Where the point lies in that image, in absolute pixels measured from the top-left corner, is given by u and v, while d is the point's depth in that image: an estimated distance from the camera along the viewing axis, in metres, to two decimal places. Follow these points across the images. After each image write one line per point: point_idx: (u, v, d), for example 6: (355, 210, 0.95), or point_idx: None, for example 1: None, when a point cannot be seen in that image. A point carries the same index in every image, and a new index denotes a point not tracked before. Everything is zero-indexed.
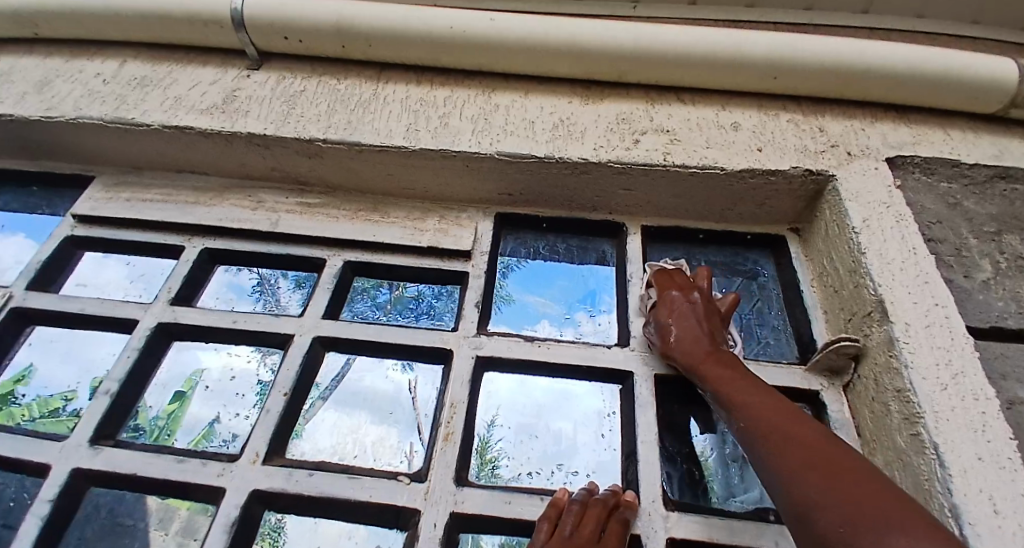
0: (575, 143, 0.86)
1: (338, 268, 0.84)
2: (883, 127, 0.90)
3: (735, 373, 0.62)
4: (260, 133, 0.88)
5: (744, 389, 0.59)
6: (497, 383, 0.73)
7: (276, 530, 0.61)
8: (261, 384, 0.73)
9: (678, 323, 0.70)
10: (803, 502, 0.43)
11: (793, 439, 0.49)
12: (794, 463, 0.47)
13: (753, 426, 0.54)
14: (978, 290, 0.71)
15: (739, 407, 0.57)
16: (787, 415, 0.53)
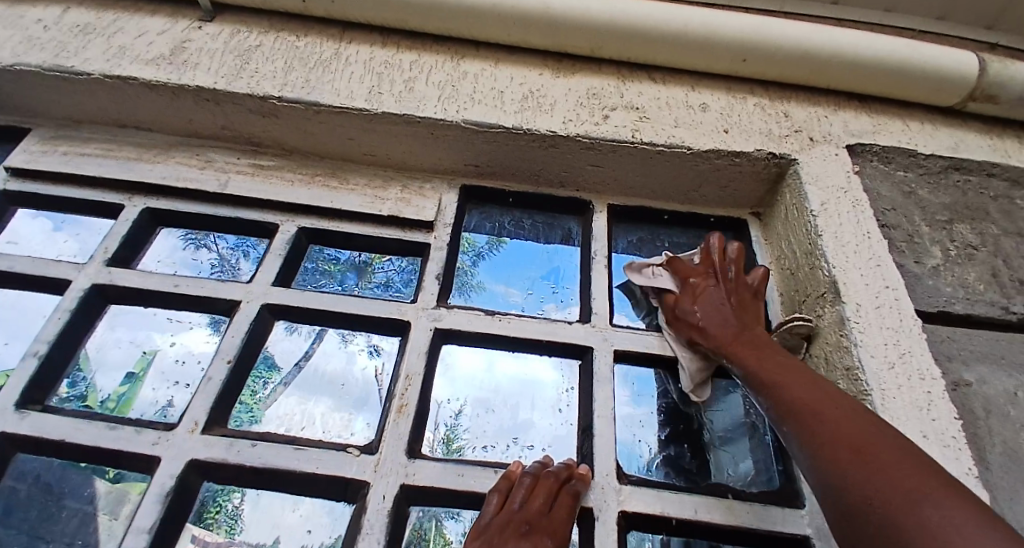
0: (545, 116, 0.83)
1: (291, 234, 0.81)
2: (848, 115, 0.91)
3: (763, 352, 0.61)
4: (209, 88, 0.83)
5: (773, 365, 0.58)
6: (459, 359, 0.72)
7: (233, 516, 0.58)
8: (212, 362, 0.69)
9: (702, 308, 0.69)
10: (834, 476, 0.42)
11: (821, 412, 0.48)
12: (828, 436, 0.45)
13: (784, 403, 0.52)
14: (928, 276, 0.72)
15: (769, 383, 0.56)
16: (815, 389, 0.51)
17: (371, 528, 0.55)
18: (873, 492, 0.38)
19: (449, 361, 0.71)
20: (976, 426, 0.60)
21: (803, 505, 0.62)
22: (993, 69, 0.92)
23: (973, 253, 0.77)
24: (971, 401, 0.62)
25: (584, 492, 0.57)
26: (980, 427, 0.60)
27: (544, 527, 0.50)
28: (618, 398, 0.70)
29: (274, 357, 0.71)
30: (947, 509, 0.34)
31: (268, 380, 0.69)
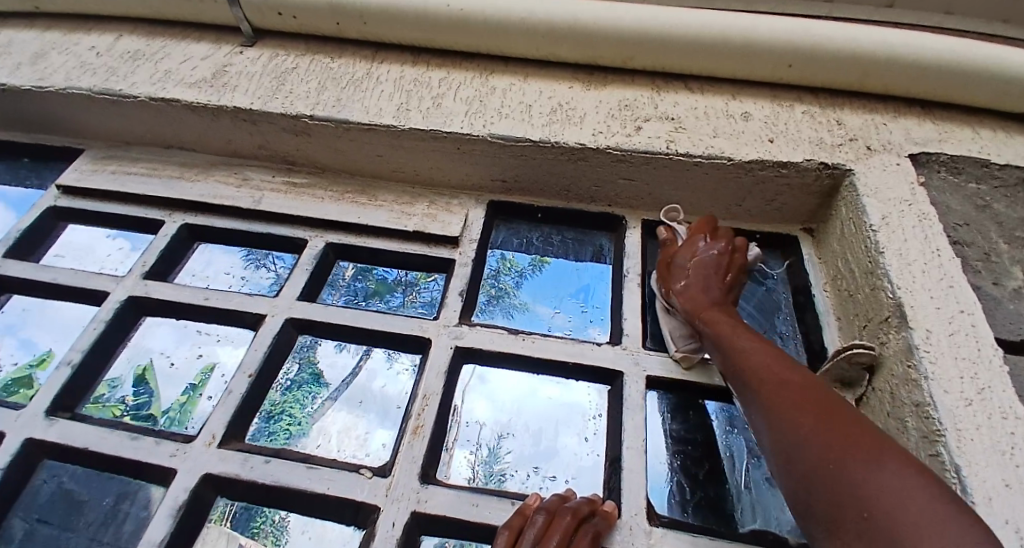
0: (573, 128, 0.81)
1: (319, 249, 0.81)
2: (909, 123, 0.83)
3: (734, 323, 0.61)
4: (245, 107, 0.85)
5: (743, 335, 0.58)
6: (496, 376, 0.69)
7: (279, 527, 0.57)
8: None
9: (694, 269, 0.68)
10: (793, 444, 0.43)
11: (783, 381, 0.49)
12: (791, 406, 0.46)
13: (750, 370, 0.53)
14: (1009, 299, 0.63)
15: (736, 354, 0.56)
16: (780, 360, 0.52)
17: None
18: (837, 463, 0.39)
19: (488, 380, 0.69)
20: None
21: None
22: None
23: None
24: None
25: (607, 530, 0.52)
26: None
27: None
28: (651, 426, 0.64)
29: (323, 372, 0.70)
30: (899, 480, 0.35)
31: (317, 394, 0.68)
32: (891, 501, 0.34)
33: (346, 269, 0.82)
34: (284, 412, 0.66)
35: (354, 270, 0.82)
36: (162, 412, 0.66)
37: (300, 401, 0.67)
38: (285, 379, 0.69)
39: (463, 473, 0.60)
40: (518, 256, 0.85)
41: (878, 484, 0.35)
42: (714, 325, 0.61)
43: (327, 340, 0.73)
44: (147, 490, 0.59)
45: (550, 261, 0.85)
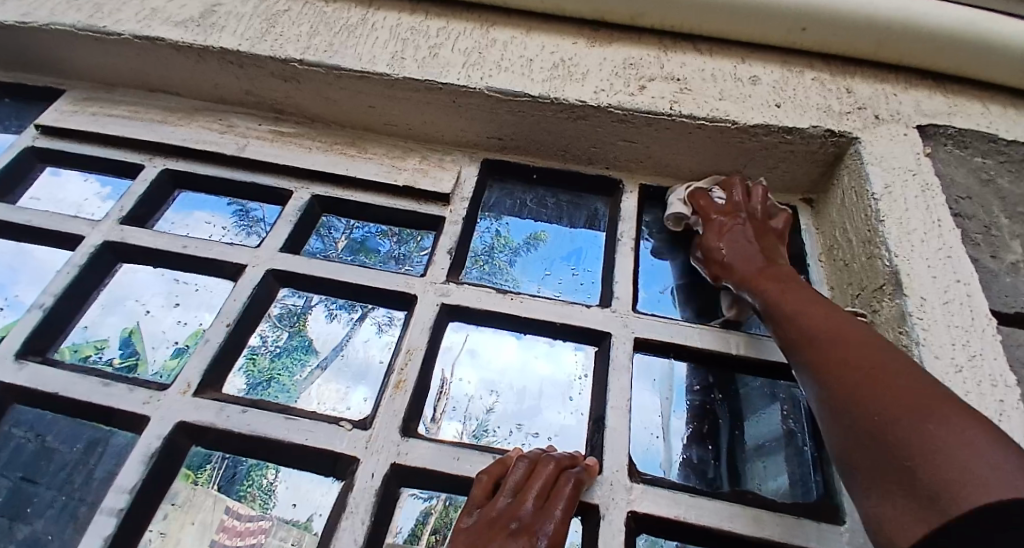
0: (574, 85, 0.78)
1: (306, 201, 0.79)
2: (918, 94, 0.80)
3: (784, 282, 0.58)
4: (232, 49, 0.81)
5: (792, 295, 0.55)
6: (487, 348, 0.67)
7: (267, 490, 0.56)
8: (250, 349, 0.67)
9: (728, 246, 0.67)
10: (844, 400, 0.40)
11: (836, 336, 0.45)
12: (836, 357, 0.43)
13: (799, 328, 0.50)
14: (1006, 273, 0.62)
15: (784, 313, 0.53)
16: (834, 317, 0.48)
17: (355, 508, 0.52)
18: (877, 413, 0.36)
19: (478, 352, 0.67)
20: None
21: (844, 522, 0.53)
22: None
23: None
24: None
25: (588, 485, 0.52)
26: None
27: (534, 522, 0.45)
28: (637, 389, 0.64)
29: (314, 341, 0.68)
30: (961, 435, 0.31)
31: (307, 363, 0.66)
32: (937, 455, 0.31)
33: (339, 239, 0.78)
34: (271, 378, 0.64)
35: (348, 240, 0.78)
36: (136, 359, 0.65)
37: (289, 368, 0.65)
38: (274, 345, 0.67)
39: (452, 432, 0.59)
40: (515, 228, 0.82)
41: (925, 435, 0.32)
42: (765, 287, 0.59)
43: (319, 306, 0.71)
44: (118, 437, 0.58)
45: (546, 237, 0.82)
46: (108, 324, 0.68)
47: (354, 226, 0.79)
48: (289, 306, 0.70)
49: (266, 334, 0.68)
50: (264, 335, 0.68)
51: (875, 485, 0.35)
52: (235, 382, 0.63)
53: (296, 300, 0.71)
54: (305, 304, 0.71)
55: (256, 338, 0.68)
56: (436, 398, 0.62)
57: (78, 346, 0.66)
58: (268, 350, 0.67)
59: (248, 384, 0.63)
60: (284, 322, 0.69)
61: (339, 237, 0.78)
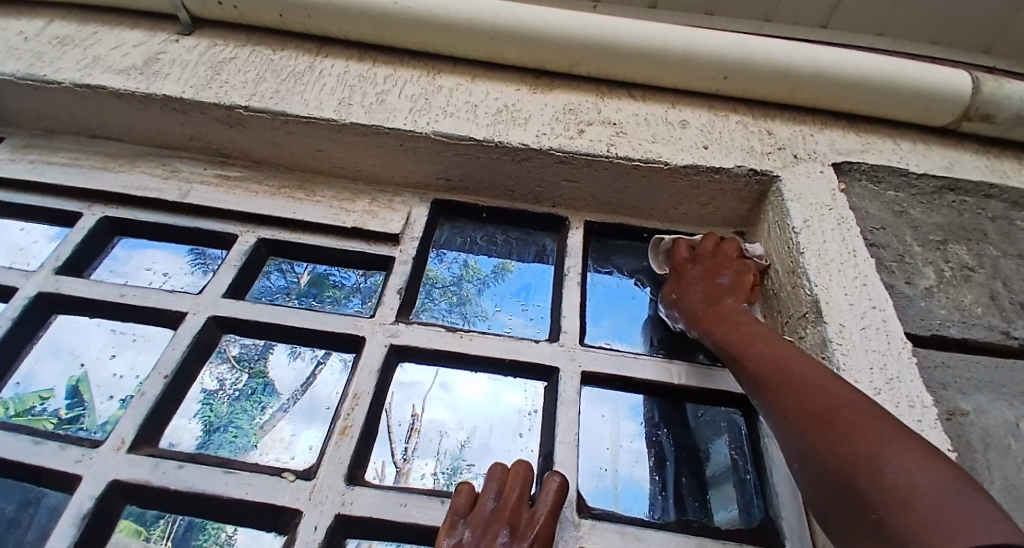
0: (517, 129, 0.81)
1: (251, 245, 0.78)
2: (833, 134, 0.87)
3: (734, 325, 0.60)
4: (176, 96, 0.81)
5: (746, 336, 0.56)
6: (459, 382, 0.68)
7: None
8: (206, 394, 0.65)
9: (682, 299, 0.70)
10: (802, 443, 0.40)
11: (789, 377, 0.46)
12: (794, 407, 0.43)
13: (756, 373, 0.50)
14: (920, 298, 0.67)
15: (739, 356, 0.54)
16: (784, 356, 0.49)
17: None
18: (840, 454, 0.37)
19: (450, 386, 0.67)
20: (973, 461, 0.53)
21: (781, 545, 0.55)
22: (987, 86, 0.88)
23: (969, 275, 0.71)
24: (968, 433, 0.55)
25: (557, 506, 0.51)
26: (978, 462, 0.53)
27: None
28: (586, 423, 0.64)
29: (274, 383, 0.67)
30: (917, 474, 0.32)
31: (267, 406, 0.65)
32: (901, 498, 0.31)
33: (301, 273, 0.78)
34: (232, 423, 0.63)
35: (310, 275, 0.78)
36: (72, 414, 0.62)
37: (247, 412, 0.64)
38: (233, 389, 0.66)
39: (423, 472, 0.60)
40: (481, 261, 0.84)
41: (883, 478, 0.33)
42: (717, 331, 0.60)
43: (281, 346, 0.69)
44: (51, 496, 0.55)
45: (513, 269, 0.84)
46: (50, 372, 0.65)
47: (319, 266, 0.79)
48: (249, 346, 0.69)
49: (223, 377, 0.67)
50: (221, 377, 0.66)
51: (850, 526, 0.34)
52: (187, 429, 0.62)
53: (257, 340, 0.70)
54: (265, 346, 0.70)
55: (212, 382, 0.66)
56: (408, 435, 0.63)
57: (19, 397, 0.63)
58: (226, 396, 0.65)
59: (204, 432, 0.61)
60: (244, 364, 0.68)
61: (302, 272, 0.78)
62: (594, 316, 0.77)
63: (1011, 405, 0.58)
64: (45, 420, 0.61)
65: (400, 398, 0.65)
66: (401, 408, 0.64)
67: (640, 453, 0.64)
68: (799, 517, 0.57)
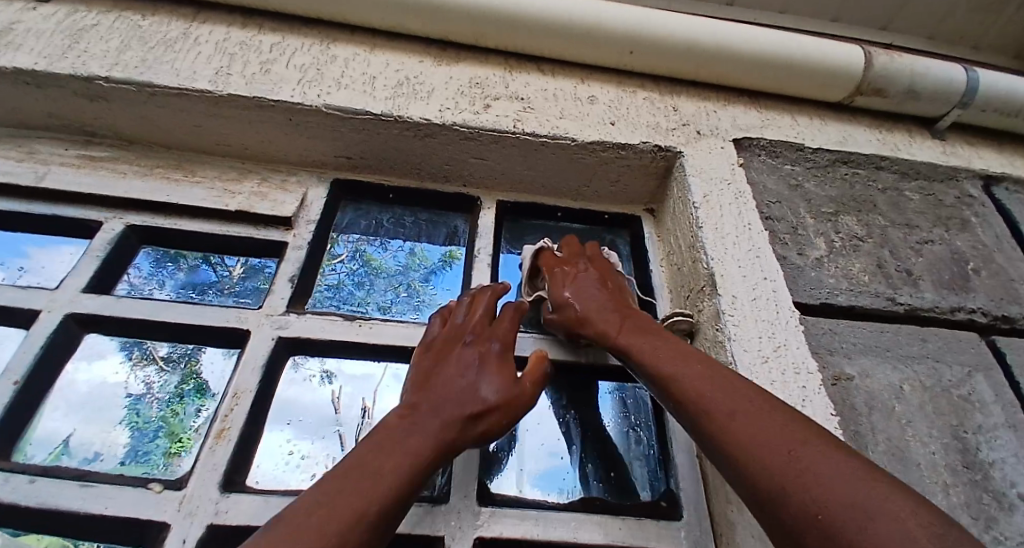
0: (419, 103, 0.77)
1: (117, 232, 0.70)
2: (735, 110, 0.87)
3: (652, 334, 0.55)
4: (27, 68, 0.72)
5: (671, 350, 0.52)
6: (411, 372, 0.65)
7: None
8: (131, 398, 0.59)
9: (577, 297, 0.63)
10: (768, 487, 0.37)
11: (730, 405, 0.43)
12: (747, 438, 0.40)
13: (692, 398, 0.46)
14: (811, 267, 0.68)
15: (662, 373, 0.50)
16: (718, 376, 0.46)
17: None
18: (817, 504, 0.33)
19: (402, 378, 0.64)
20: (856, 423, 0.54)
21: (680, 517, 0.56)
22: (880, 62, 0.91)
23: (858, 244, 0.74)
24: (852, 396, 0.56)
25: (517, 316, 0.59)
26: (861, 424, 0.54)
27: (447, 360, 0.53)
28: None
29: (209, 383, 0.61)
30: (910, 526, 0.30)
31: (200, 408, 0.59)
32: None
33: (233, 267, 0.72)
34: (162, 428, 0.57)
35: (243, 268, 0.72)
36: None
37: (177, 416, 0.58)
38: (163, 392, 0.60)
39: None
40: (429, 248, 0.81)
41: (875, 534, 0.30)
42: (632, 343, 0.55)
43: (214, 345, 0.64)
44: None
45: (460, 256, 0.80)
46: None
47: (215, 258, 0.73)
48: (179, 345, 0.63)
49: (151, 380, 0.61)
50: (148, 380, 0.61)
51: None
52: (114, 438, 0.56)
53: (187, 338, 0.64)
54: (195, 345, 0.63)
55: (138, 385, 0.60)
56: (360, 429, 0.59)
57: None
58: (155, 399, 0.59)
59: (132, 440, 0.56)
60: (173, 366, 0.62)
61: (233, 266, 0.72)
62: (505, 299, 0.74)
63: (894, 367, 0.60)
64: None
65: (350, 391, 0.62)
66: (351, 404, 0.61)
67: (551, 434, 0.62)
68: (696, 487, 0.58)
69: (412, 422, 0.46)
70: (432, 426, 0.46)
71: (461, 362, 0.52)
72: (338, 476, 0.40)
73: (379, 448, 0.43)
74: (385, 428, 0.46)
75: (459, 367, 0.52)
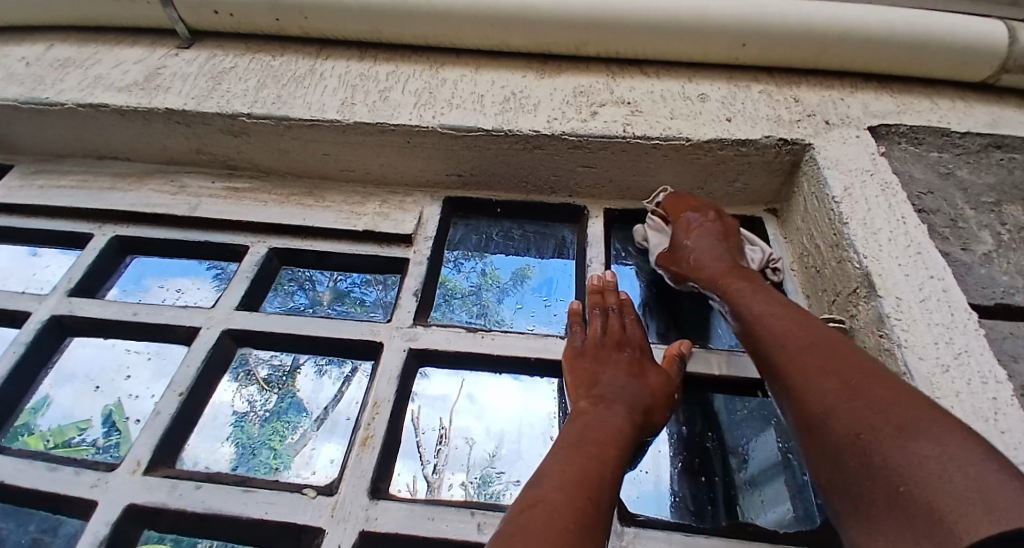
0: (528, 116, 0.77)
1: (261, 254, 0.76)
2: (865, 97, 0.81)
3: (749, 288, 0.60)
4: (178, 109, 0.79)
5: (764, 301, 0.57)
6: (489, 393, 0.64)
7: None
8: (237, 416, 0.62)
9: (695, 243, 0.69)
10: (825, 416, 0.41)
11: (810, 348, 0.47)
12: (813, 371, 0.45)
13: (777, 340, 0.51)
14: (980, 264, 0.61)
15: (753, 321, 0.55)
16: (804, 325, 0.51)
17: None
18: (863, 430, 0.38)
19: (477, 398, 0.64)
20: None
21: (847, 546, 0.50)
22: None
23: None
24: None
25: (630, 313, 0.67)
26: None
27: (598, 368, 0.59)
28: None
29: (302, 400, 0.64)
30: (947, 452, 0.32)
31: (299, 425, 0.62)
32: (929, 476, 0.32)
33: (325, 293, 0.75)
34: (266, 443, 0.60)
35: (333, 292, 0.75)
36: (59, 434, 0.61)
37: (279, 433, 0.61)
38: (263, 410, 0.63)
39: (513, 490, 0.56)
40: (501, 265, 0.80)
41: (911, 456, 0.34)
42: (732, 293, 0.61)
43: (308, 363, 0.67)
44: (68, 524, 0.54)
45: (534, 273, 0.79)
46: (90, 402, 0.64)
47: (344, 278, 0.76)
48: (277, 366, 0.67)
49: (253, 398, 0.64)
50: (251, 399, 0.64)
51: (864, 500, 0.36)
52: (224, 453, 0.59)
53: (283, 359, 0.67)
54: (293, 361, 0.67)
55: (242, 403, 0.64)
56: (440, 448, 0.59)
57: (61, 429, 0.62)
58: (257, 417, 0.62)
59: (239, 455, 0.59)
60: (273, 384, 0.65)
61: (325, 291, 0.75)
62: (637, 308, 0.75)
63: None
64: (85, 450, 0.59)
65: (429, 413, 0.62)
66: (429, 423, 0.61)
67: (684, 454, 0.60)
68: None
69: (602, 419, 0.53)
70: (620, 423, 0.52)
71: (616, 379, 0.58)
72: (559, 457, 0.47)
73: (582, 449, 0.48)
74: (568, 437, 0.50)
75: (616, 379, 0.58)
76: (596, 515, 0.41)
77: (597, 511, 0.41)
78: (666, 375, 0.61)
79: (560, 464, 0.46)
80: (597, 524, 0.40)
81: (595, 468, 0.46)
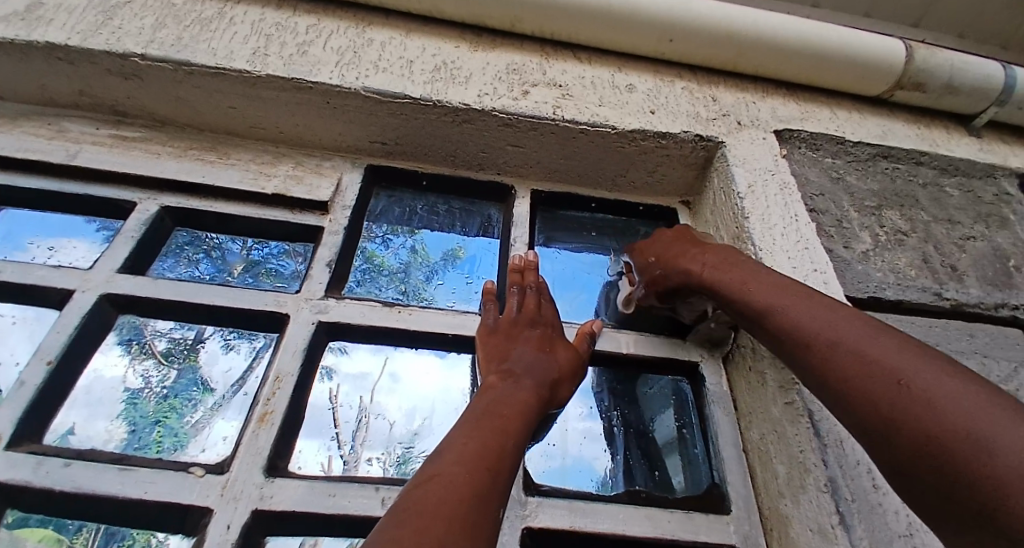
0: (457, 88, 0.75)
1: (152, 213, 0.70)
2: (775, 102, 0.86)
3: (729, 263, 0.58)
4: (60, 43, 0.70)
5: (743, 278, 0.55)
6: (409, 371, 0.63)
7: None
8: (130, 392, 0.57)
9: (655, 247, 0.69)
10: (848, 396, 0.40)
11: (806, 321, 0.46)
12: (816, 347, 0.44)
13: (775, 316, 0.49)
14: (858, 261, 0.67)
15: (740, 299, 0.54)
16: (796, 296, 0.49)
17: None
18: (894, 411, 0.36)
19: (398, 376, 0.62)
20: None
21: (729, 511, 0.56)
22: (919, 55, 0.90)
23: (903, 239, 0.73)
24: None
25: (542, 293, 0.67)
26: None
27: (501, 349, 0.59)
28: None
29: (206, 375, 0.59)
30: (990, 430, 0.31)
31: (198, 402, 0.57)
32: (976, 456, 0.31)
33: (234, 261, 0.69)
34: (159, 420, 0.55)
35: (239, 257, 0.70)
36: None
37: (177, 409, 0.56)
38: (161, 386, 0.58)
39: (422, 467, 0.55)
40: (430, 243, 0.78)
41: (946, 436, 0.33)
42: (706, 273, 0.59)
43: (214, 336, 0.62)
44: None
45: (462, 251, 0.78)
46: None
47: (249, 245, 0.71)
48: (177, 339, 0.61)
49: (149, 374, 0.59)
50: (146, 374, 0.58)
51: (916, 481, 0.35)
52: (112, 431, 0.54)
53: (184, 332, 0.62)
54: (197, 335, 0.62)
55: (136, 379, 0.58)
56: (357, 424, 0.57)
57: None
58: (153, 393, 0.57)
59: (128, 432, 0.54)
60: (172, 357, 0.60)
61: (230, 255, 0.70)
62: (557, 290, 0.76)
63: None
64: None
65: (348, 390, 0.60)
66: (347, 400, 0.59)
67: (591, 430, 0.62)
68: (743, 480, 0.58)
69: (508, 393, 0.53)
70: (525, 397, 0.53)
71: (518, 357, 0.58)
72: (463, 433, 0.46)
73: (488, 426, 0.47)
74: (475, 413, 0.50)
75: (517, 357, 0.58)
76: (493, 484, 0.41)
77: (494, 480, 0.41)
78: (574, 352, 0.62)
79: (460, 438, 0.45)
80: (495, 497, 0.41)
81: (496, 441, 0.46)
